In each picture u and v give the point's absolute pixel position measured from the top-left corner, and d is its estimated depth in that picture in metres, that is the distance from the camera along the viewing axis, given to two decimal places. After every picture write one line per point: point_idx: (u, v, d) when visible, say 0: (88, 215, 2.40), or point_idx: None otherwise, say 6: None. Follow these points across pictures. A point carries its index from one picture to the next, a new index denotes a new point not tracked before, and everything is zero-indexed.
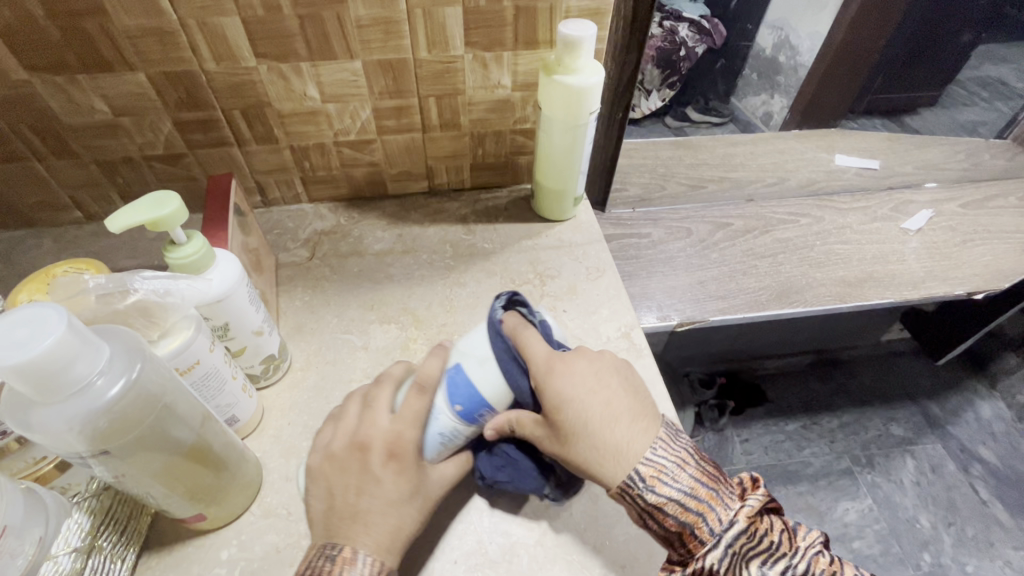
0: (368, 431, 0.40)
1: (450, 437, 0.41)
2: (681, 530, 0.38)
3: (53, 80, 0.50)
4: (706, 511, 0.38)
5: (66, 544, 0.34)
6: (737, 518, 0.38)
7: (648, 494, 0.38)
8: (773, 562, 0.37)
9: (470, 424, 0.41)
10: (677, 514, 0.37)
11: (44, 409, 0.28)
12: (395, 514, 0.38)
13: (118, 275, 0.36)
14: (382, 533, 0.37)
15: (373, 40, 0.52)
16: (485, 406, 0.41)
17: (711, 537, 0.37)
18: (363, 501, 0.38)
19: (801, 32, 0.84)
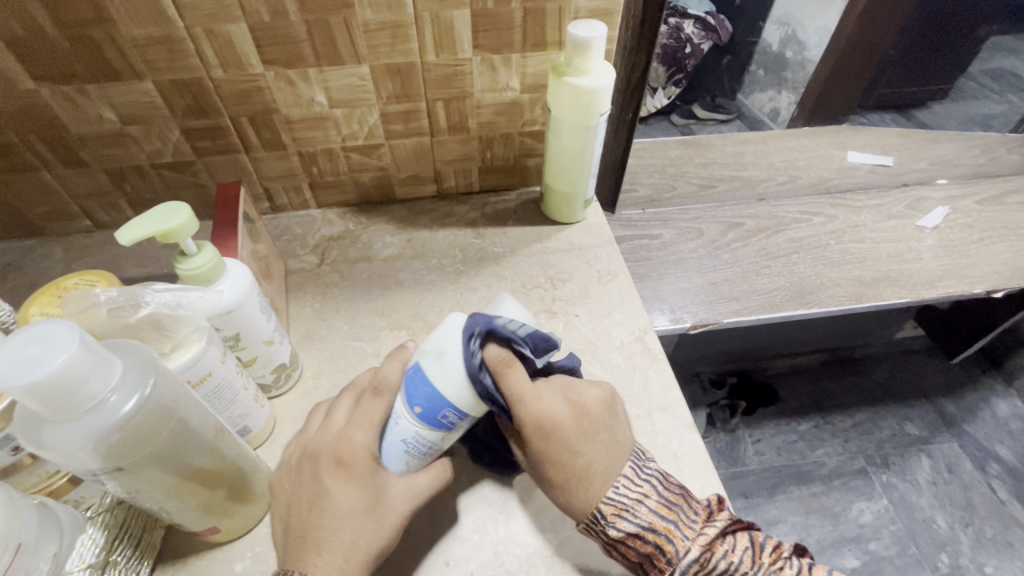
0: (346, 443, 0.38)
1: (415, 447, 0.39)
2: (643, 558, 0.39)
3: (61, 90, 0.50)
4: (665, 542, 0.39)
5: (80, 560, 0.33)
6: (693, 548, 0.38)
7: (610, 529, 0.39)
8: None
9: (432, 428, 0.39)
10: (638, 545, 0.39)
11: (57, 427, 0.28)
12: (352, 530, 0.36)
13: (130, 288, 0.35)
14: (339, 555, 0.36)
15: (379, 45, 0.52)
16: (448, 408, 0.38)
17: (668, 566, 0.38)
18: (321, 520, 0.37)
19: (809, 28, 0.80)
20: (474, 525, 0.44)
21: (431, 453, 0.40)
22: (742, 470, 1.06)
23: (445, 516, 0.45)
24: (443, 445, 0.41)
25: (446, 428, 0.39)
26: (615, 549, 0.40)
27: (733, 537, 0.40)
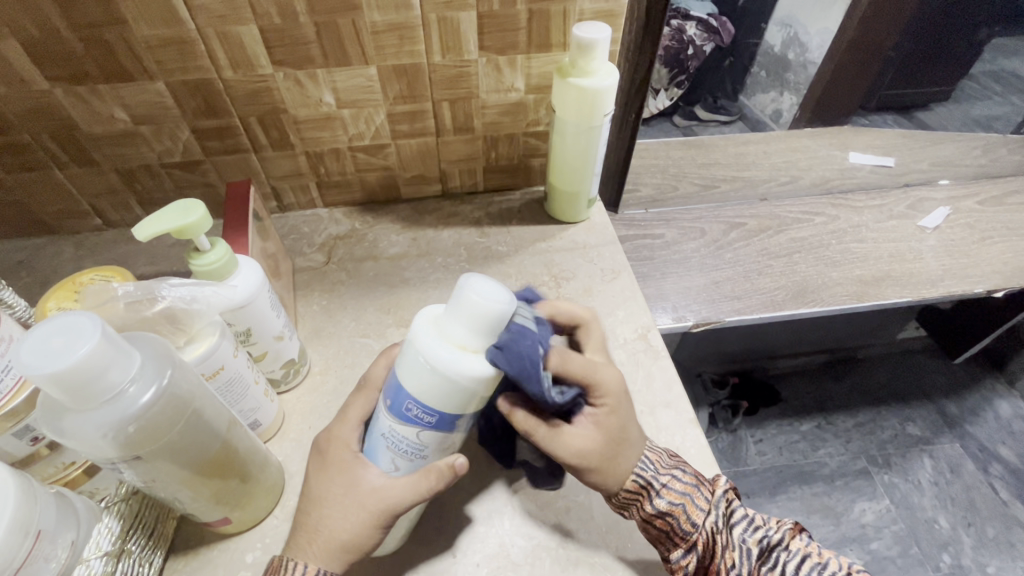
0: (332, 437, 0.39)
1: (396, 443, 0.36)
2: (680, 508, 0.41)
3: (74, 90, 0.51)
4: (699, 486, 0.42)
5: (97, 548, 0.34)
6: (721, 492, 0.42)
7: (656, 475, 0.41)
8: (754, 530, 0.41)
9: (406, 423, 0.35)
10: (677, 488, 0.41)
11: (78, 416, 0.28)
12: (319, 513, 0.37)
13: (145, 283, 0.36)
14: (304, 536, 0.37)
15: (387, 46, 0.53)
16: (409, 401, 0.34)
17: (705, 506, 0.41)
18: (303, 502, 0.38)
19: (812, 30, 0.80)
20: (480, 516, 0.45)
21: (418, 454, 0.37)
22: (744, 470, 1.06)
23: (451, 510, 0.45)
24: (427, 445, 0.36)
25: (418, 425, 0.35)
26: (654, 501, 0.40)
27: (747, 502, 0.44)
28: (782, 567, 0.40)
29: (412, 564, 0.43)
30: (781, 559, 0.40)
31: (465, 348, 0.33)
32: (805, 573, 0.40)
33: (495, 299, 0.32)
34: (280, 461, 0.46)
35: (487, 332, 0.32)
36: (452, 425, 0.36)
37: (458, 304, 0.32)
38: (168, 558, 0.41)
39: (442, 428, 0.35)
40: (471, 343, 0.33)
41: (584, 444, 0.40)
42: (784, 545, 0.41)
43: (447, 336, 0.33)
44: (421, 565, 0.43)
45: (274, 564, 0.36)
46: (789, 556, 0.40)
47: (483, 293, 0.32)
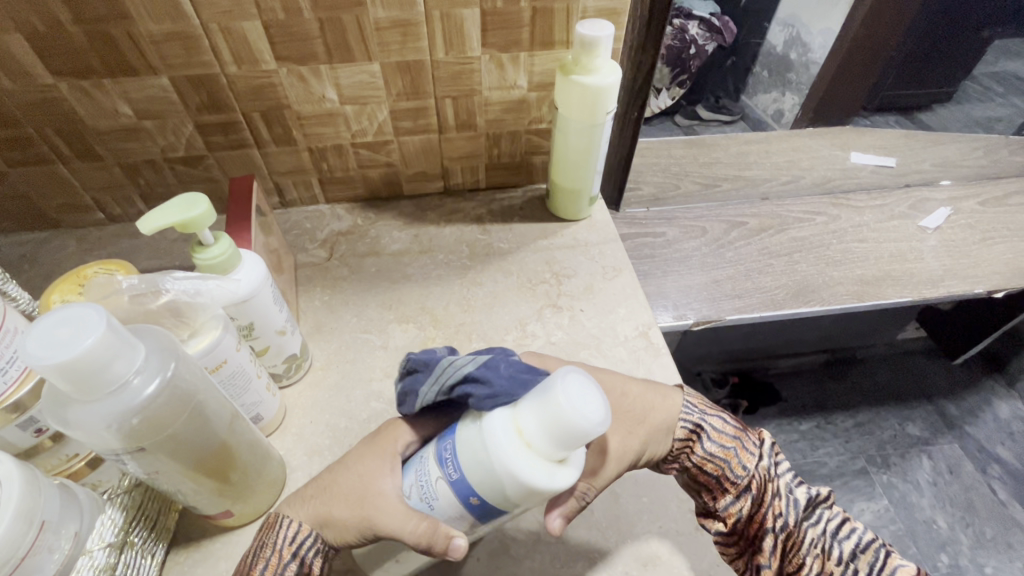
0: (395, 426, 0.39)
1: (422, 468, 0.35)
2: (732, 453, 0.42)
3: (79, 85, 0.51)
4: (746, 435, 0.44)
5: (100, 540, 0.34)
6: (768, 442, 0.44)
7: (705, 420, 0.43)
8: (798, 483, 0.43)
9: (436, 460, 0.34)
10: (727, 434, 0.43)
11: (82, 407, 0.29)
12: (333, 484, 0.37)
13: (150, 276, 0.37)
14: (312, 496, 0.37)
15: (391, 42, 0.53)
16: (449, 440, 0.33)
17: (755, 452, 0.43)
18: (326, 475, 0.38)
19: (813, 30, 0.80)
20: None
21: (429, 501, 0.34)
22: None
23: None
24: (439, 498, 0.33)
25: (442, 471, 0.33)
26: (707, 444, 0.42)
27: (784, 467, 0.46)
28: (825, 524, 0.42)
29: None
30: (824, 516, 0.42)
31: (522, 433, 0.31)
32: (845, 533, 0.41)
33: (575, 411, 0.29)
34: (281, 455, 0.47)
35: (552, 435, 0.30)
36: (467, 500, 0.32)
37: (545, 397, 0.30)
38: (171, 551, 0.41)
39: (458, 495, 0.32)
40: (531, 434, 0.31)
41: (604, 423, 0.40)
42: (827, 504, 0.42)
43: (517, 413, 0.31)
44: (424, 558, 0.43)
45: (270, 520, 0.37)
46: (831, 515, 0.42)
47: (570, 400, 0.29)
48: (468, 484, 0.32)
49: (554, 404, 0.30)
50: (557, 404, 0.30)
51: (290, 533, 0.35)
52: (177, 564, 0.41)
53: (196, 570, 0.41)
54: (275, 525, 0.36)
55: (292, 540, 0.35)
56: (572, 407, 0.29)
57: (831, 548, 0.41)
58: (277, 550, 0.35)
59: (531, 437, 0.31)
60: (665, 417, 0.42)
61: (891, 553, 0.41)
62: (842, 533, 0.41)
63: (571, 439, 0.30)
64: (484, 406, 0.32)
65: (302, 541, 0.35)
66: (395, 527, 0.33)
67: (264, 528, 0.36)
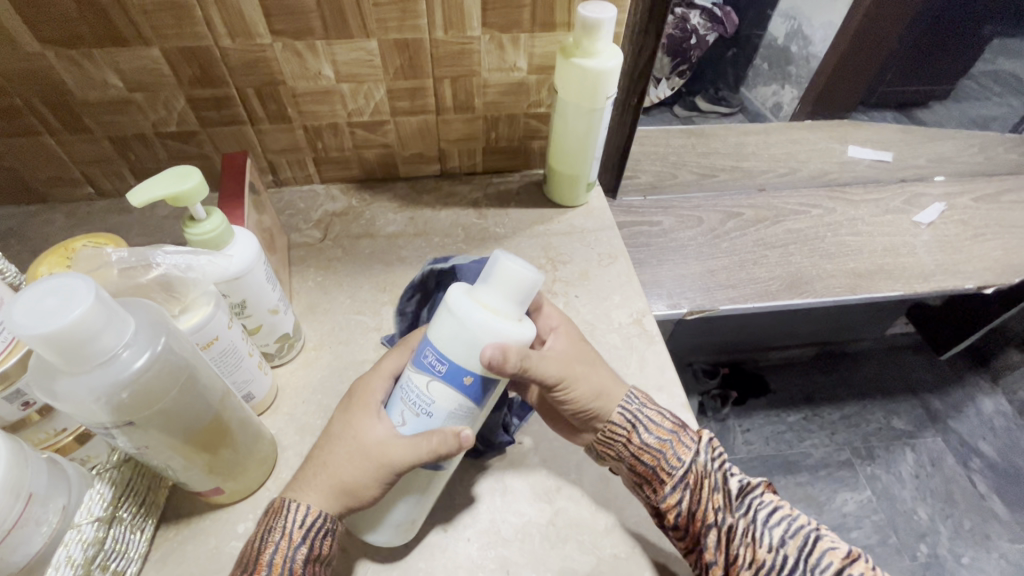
0: (364, 382, 0.40)
1: (408, 394, 0.37)
2: (668, 443, 0.41)
3: (68, 54, 0.50)
4: (683, 430, 0.42)
5: (89, 513, 0.33)
6: (704, 437, 0.42)
7: (642, 408, 0.42)
8: (731, 476, 0.41)
9: (421, 373, 0.36)
10: (663, 427, 0.41)
11: (71, 379, 0.28)
12: (328, 452, 0.37)
13: (140, 249, 0.36)
14: (310, 473, 0.37)
15: (389, 19, 0.52)
16: (427, 347, 0.35)
17: (692, 446, 0.41)
18: (318, 442, 0.39)
19: (815, 23, 0.79)
20: (473, 493, 0.45)
21: (426, 411, 0.36)
22: (730, 459, 1.08)
23: (443, 485, 0.45)
24: (436, 400, 0.36)
25: (431, 374, 0.35)
26: (649, 427, 0.41)
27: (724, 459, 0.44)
28: (755, 513, 0.39)
29: (402, 539, 0.43)
30: (755, 506, 0.39)
31: (485, 305, 0.34)
32: (777, 520, 0.39)
33: (524, 269, 0.34)
34: (273, 434, 0.47)
35: (510, 296, 0.34)
36: (463, 384, 0.35)
37: (493, 273, 0.34)
38: (160, 527, 0.41)
39: (451, 383, 0.35)
40: (494, 303, 0.34)
41: (562, 354, 0.41)
42: (759, 490, 0.40)
43: (475, 293, 0.35)
44: (413, 536, 0.43)
45: (276, 504, 0.36)
46: (763, 503, 0.39)
47: (513, 261, 0.34)
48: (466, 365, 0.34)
49: (506, 270, 0.34)
50: (507, 267, 0.34)
51: (297, 516, 0.35)
52: (166, 540, 0.41)
53: (185, 546, 0.41)
54: (282, 510, 0.36)
55: (300, 523, 0.35)
56: (516, 268, 0.34)
57: (762, 536, 0.38)
58: (287, 533, 0.35)
59: (499, 304, 0.34)
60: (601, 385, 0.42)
61: (822, 535, 0.38)
62: (774, 520, 0.39)
63: (523, 298, 0.35)
64: (444, 300, 0.35)
65: (311, 524, 0.35)
66: (412, 456, 0.35)
67: (270, 513, 0.36)
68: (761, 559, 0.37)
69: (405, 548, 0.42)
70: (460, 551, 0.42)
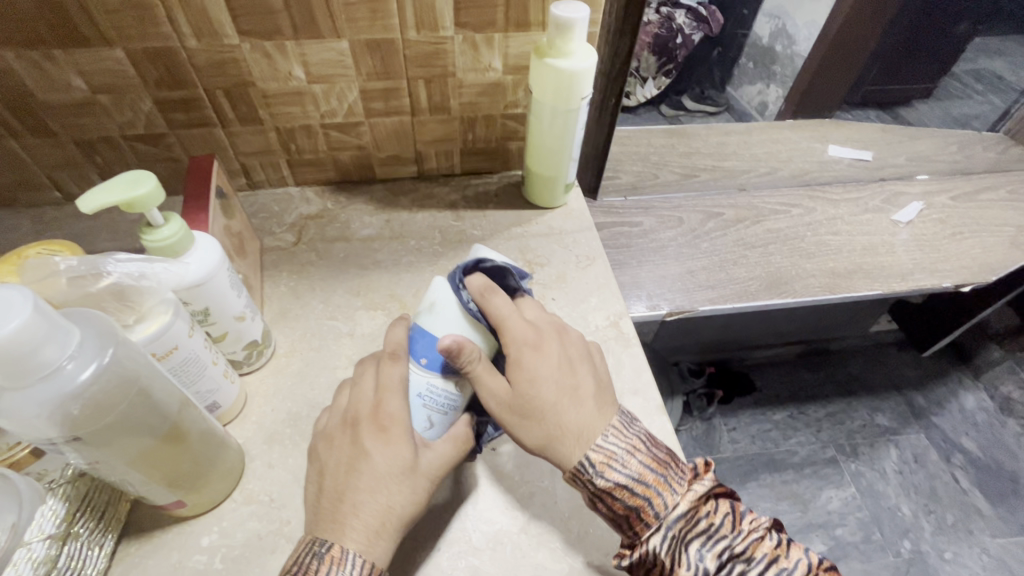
0: (380, 406, 0.39)
1: (433, 399, 0.41)
2: (643, 501, 0.39)
3: (28, 56, 0.48)
4: (653, 496, 0.39)
5: (40, 531, 0.33)
6: (680, 502, 0.39)
7: (598, 478, 0.39)
8: (713, 543, 0.39)
9: (440, 375, 0.41)
10: (626, 498, 0.39)
11: (10, 395, 0.27)
12: (385, 493, 0.37)
13: (90, 257, 0.35)
14: (372, 519, 0.36)
15: (360, 19, 0.51)
16: (447, 350, 0.41)
17: (655, 520, 0.39)
18: (357, 483, 0.37)
19: (798, 22, 0.84)
20: (443, 498, 0.45)
21: (452, 407, 0.42)
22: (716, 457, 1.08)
23: None
24: (462, 394, 0.42)
25: (456, 372, 0.41)
26: (617, 491, 0.39)
27: (716, 501, 0.41)
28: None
29: None
30: (740, 569, 0.38)
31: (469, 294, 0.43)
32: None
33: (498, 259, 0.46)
34: (240, 443, 0.45)
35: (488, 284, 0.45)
36: None
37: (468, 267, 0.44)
38: (121, 542, 0.40)
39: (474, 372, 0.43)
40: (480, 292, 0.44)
41: (500, 393, 0.41)
42: (744, 556, 0.38)
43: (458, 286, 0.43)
44: None
45: (330, 553, 0.35)
46: (750, 566, 0.38)
47: (490, 252, 0.46)
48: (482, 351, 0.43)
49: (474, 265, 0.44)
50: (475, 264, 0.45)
51: (359, 572, 0.34)
52: (127, 555, 0.40)
53: (146, 562, 0.39)
54: (341, 562, 0.34)
55: None
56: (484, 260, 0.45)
57: None
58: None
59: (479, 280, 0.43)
60: (550, 428, 0.41)
61: None
62: None
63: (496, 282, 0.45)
64: (439, 297, 0.42)
65: None
66: (458, 451, 0.41)
67: (320, 562, 0.34)
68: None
69: None
70: (429, 561, 0.42)
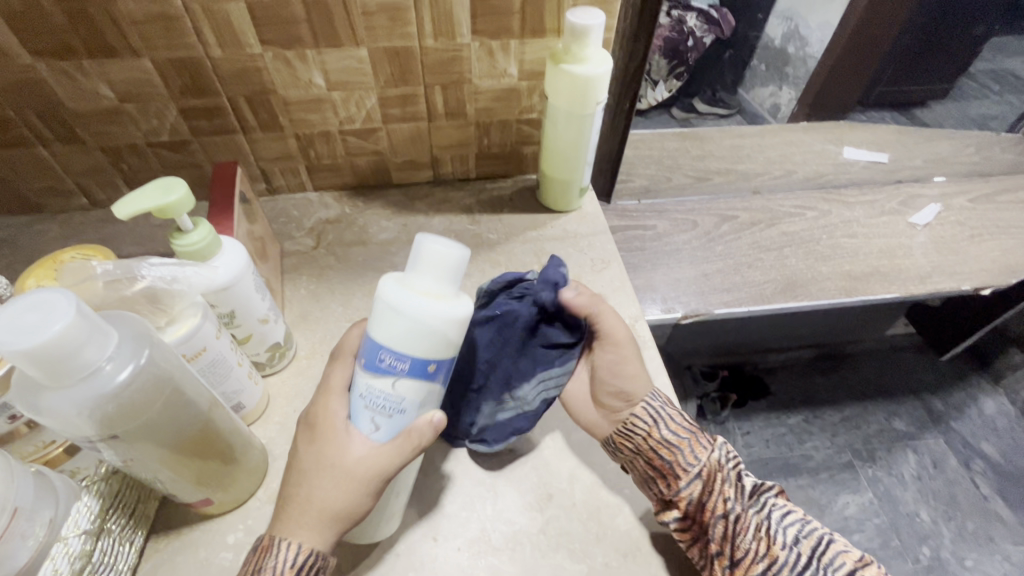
0: (319, 405, 0.39)
1: (373, 400, 0.36)
2: (685, 441, 0.42)
3: (59, 66, 0.50)
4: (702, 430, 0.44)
5: (76, 526, 0.33)
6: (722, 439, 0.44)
7: (663, 408, 0.44)
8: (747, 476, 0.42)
9: (380, 376, 0.36)
10: (686, 424, 0.43)
11: (53, 394, 0.28)
12: (307, 486, 0.37)
13: (126, 262, 0.36)
14: (297, 510, 0.36)
15: (378, 27, 0.52)
16: (382, 353, 0.35)
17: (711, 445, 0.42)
18: (291, 478, 0.38)
19: (812, 23, 0.79)
20: (461, 498, 0.45)
21: (397, 410, 0.37)
22: None
23: (434, 495, 0.45)
24: (405, 397, 0.36)
25: (393, 374, 0.36)
26: (661, 431, 0.42)
27: None
28: (769, 510, 0.41)
29: (392, 548, 0.43)
30: (769, 503, 0.41)
31: (416, 290, 0.35)
32: (791, 520, 0.40)
33: (447, 245, 0.35)
34: (263, 443, 0.46)
35: (441, 275, 0.35)
36: (427, 372, 0.36)
37: (418, 258, 0.36)
38: (150, 538, 0.41)
39: (419, 376, 0.36)
40: (430, 287, 0.35)
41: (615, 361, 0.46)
42: (772, 493, 0.42)
43: (406, 280, 0.36)
44: (403, 545, 0.43)
45: (265, 542, 0.36)
46: (776, 501, 0.41)
47: (437, 240, 0.35)
48: (427, 356, 0.35)
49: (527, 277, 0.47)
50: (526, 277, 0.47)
51: (287, 554, 0.35)
52: (156, 551, 0.41)
53: (174, 558, 0.40)
54: (270, 548, 0.35)
55: (291, 562, 0.35)
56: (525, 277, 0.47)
57: (777, 534, 0.39)
58: (278, 573, 0.34)
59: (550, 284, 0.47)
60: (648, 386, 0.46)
61: (834, 538, 0.40)
62: (787, 520, 0.40)
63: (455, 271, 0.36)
64: (377, 296, 0.35)
65: (302, 563, 0.35)
66: (395, 458, 0.36)
67: (259, 551, 0.36)
68: (776, 555, 0.38)
69: (394, 557, 0.42)
70: (449, 560, 0.42)
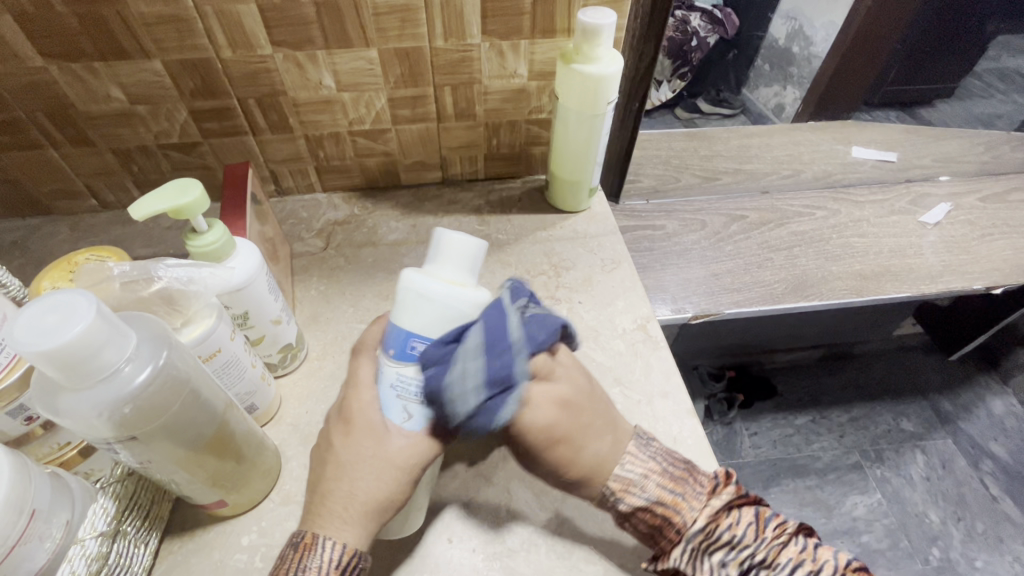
0: (348, 398, 0.38)
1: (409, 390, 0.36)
2: (649, 532, 0.40)
3: (71, 68, 0.50)
4: (674, 514, 0.39)
5: (93, 528, 0.33)
6: (699, 518, 0.39)
7: (619, 503, 0.39)
8: (734, 554, 0.39)
9: (413, 364, 0.36)
10: (648, 517, 0.39)
11: (73, 395, 0.28)
12: (349, 481, 0.36)
13: (142, 263, 0.36)
14: (339, 506, 0.36)
15: (388, 28, 0.52)
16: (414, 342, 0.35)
17: (676, 536, 0.39)
18: (328, 472, 0.36)
19: (816, 23, 0.78)
20: (476, 498, 0.45)
21: None
22: (738, 462, 1.07)
23: (448, 496, 0.45)
24: None
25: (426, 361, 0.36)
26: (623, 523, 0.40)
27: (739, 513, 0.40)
28: None
29: (407, 549, 0.42)
30: None
31: (440, 279, 0.35)
32: None
33: (468, 236, 0.36)
34: (277, 445, 0.46)
35: (462, 264, 0.36)
36: None
37: (437, 251, 0.36)
38: (164, 540, 0.41)
39: None
40: (451, 275, 0.36)
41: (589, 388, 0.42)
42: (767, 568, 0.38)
43: (428, 271, 0.36)
44: (418, 547, 0.43)
45: (307, 539, 0.35)
46: None
47: (456, 232, 0.36)
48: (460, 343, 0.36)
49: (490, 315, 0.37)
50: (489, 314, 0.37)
51: (333, 554, 0.34)
52: (170, 554, 0.41)
53: (189, 560, 0.40)
54: (314, 545, 0.34)
55: (337, 562, 0.34)
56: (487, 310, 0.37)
57: None
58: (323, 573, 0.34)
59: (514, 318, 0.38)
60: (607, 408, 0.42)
61: None
62: None
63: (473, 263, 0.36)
64: (400, 287, 0.35)
65: (347, 564, 0.34)
66: (435, 444, 0.37)
67: (299, 548, 0.35)
68: None
69: (409, 559, 0.42)
70: (464, 562, 0.42)
